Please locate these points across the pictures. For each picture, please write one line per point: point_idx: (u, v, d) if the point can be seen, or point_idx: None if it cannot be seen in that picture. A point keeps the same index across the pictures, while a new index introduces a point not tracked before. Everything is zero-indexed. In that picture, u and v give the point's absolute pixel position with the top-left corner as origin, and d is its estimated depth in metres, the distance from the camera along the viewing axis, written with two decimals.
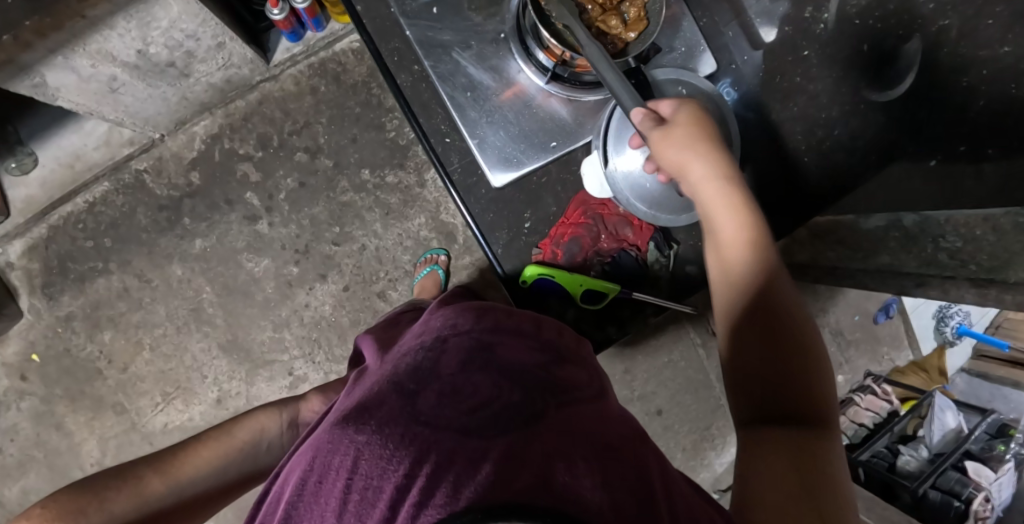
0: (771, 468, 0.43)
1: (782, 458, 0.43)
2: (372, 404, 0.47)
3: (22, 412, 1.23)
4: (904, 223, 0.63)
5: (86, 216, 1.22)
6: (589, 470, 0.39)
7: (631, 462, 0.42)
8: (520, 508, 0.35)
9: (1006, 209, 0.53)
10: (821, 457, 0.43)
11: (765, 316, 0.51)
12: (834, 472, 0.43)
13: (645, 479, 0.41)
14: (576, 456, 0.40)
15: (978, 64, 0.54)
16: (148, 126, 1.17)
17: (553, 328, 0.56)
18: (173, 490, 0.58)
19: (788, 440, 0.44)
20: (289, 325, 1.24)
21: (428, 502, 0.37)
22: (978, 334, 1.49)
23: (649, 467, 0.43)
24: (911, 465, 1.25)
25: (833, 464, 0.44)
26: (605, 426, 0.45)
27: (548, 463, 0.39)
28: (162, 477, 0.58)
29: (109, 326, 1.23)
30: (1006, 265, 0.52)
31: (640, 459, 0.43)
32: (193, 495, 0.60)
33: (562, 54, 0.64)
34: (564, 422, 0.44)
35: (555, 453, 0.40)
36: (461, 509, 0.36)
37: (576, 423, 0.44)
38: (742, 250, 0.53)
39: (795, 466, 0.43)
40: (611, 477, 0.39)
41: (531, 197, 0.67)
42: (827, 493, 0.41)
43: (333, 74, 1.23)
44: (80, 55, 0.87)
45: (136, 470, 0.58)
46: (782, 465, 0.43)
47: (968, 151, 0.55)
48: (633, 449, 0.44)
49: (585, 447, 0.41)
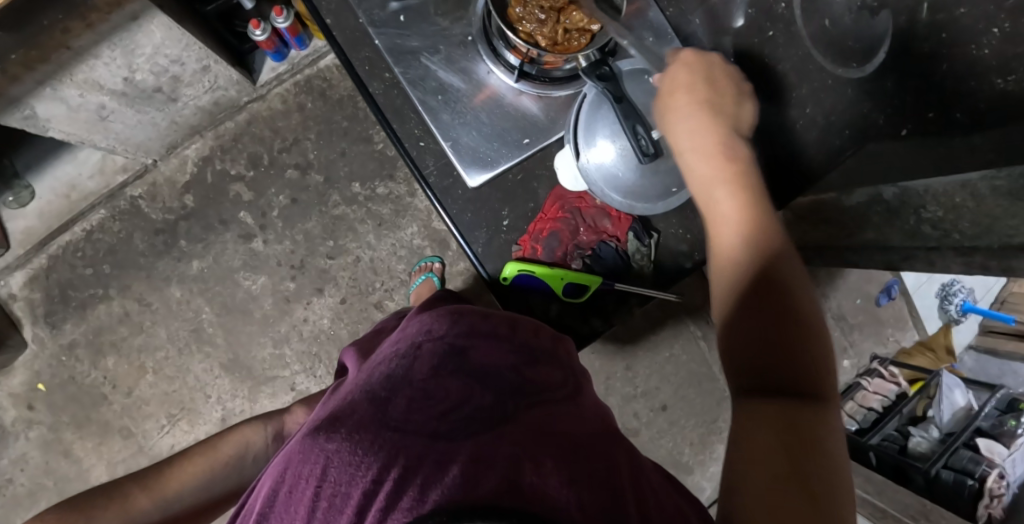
0: (758, 443, 0.41)
1: (773, 430, 0.41)
2: (343, 413, 0.47)
3: (31, 441, 1.24)
4: (884, 197, 0.64)
5: (84, 244, 1.24)
6: (558, 469, 0.40)
7: (600, 458, 0.43)
8: (488, 508, 0.36)
9: (984, 173, 0.52)
10: (816, 431, 0.42)
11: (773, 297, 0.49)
12: (826, 449, 0.41)
13: (612, 472, 0.42)
14: (544, 454, 0.41)
15: (938, 28, 0.51)
16: (140, 152, 1.19)
17: (526, 326, 0.56)
18: (159, 507, 0.64)
19: (774, 410, 0.43)
20: (288, 340, 1.25)
21: (394, 506, 0.38)
22: (983, 310, 1.48)
23: (619, 467, 0.43)
24: (923, 446, 1.23)
25: (830, 440, 0.42)
26: (577, 425, 0.46)
27: (515, 464, 0.40)
28: (149, 494, 0.64)
29: (112, 352, 1.25)
30: (989, 231, 0.54)
31: (610, 460, 0.44)
32: (179, 512, 0.65)
33: (527, 52, 0.64)
34: (534, 423, 0.45)
35: (522, 452, 0.41)
36: (428, 511, 0.37)
37: (549, 425, 0.45)
38: (731, 218, 0.53)
39: (786, 434, 0.41)
40: (579, 474, 0.41)
41: (508, 194, 0.68)
42: (817, 467, 0.40)
43: (319, 90, 1.25)
44: (68, 86, 0.90)
45: (124, 487, 0.64)
46: (773, 436, 0.41)
47: (937, 117, 0.53)
48: (605, 449, 0.45)
49: (555, 448, 0.42)
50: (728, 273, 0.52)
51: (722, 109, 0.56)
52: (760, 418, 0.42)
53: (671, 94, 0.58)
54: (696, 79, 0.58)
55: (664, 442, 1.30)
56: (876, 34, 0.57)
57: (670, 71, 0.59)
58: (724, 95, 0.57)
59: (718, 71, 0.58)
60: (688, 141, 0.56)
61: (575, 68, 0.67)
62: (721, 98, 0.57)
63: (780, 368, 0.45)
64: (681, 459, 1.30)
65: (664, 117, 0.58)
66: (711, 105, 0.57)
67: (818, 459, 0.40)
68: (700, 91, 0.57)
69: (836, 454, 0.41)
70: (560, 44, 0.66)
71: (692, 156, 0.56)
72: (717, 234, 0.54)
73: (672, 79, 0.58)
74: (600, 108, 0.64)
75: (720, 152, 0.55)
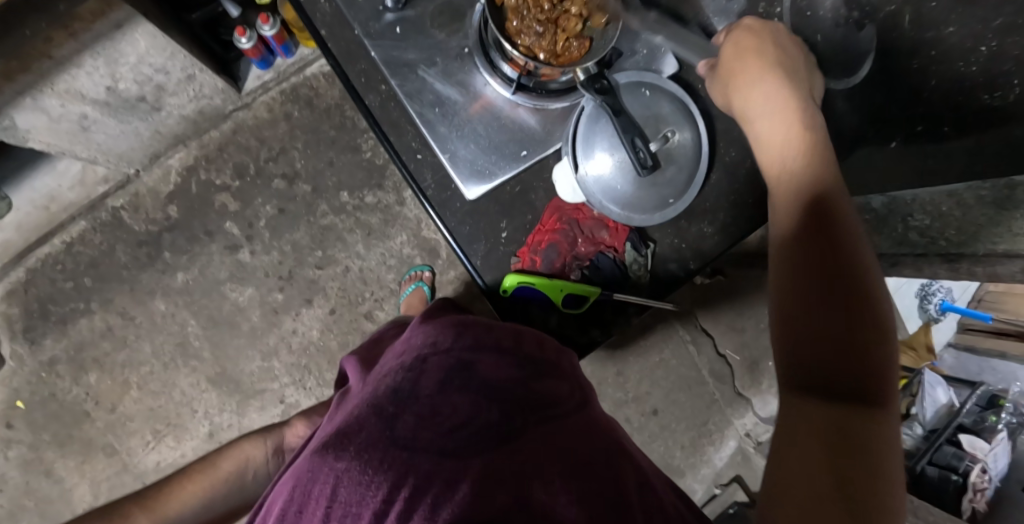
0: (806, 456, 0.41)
1: (828, 443, 0.41)
2: (350, 429, 0.46)
3: (9, 461, 1.20)
4: (873, 206, 0.68)
5: (64, 257, 1.21)
6: (566, 487, 0.42)
7: (607, 475, 0.44)
8: None
9: (968, 185, 0.55)
10: (871, 440, 0.41)
11: (839, 285, 0.47)
12: (878, 459, 0.41)
13: (619, 491, 0.43)
14: (552, 474, 0.43)
15: (927, 45, 0.53)
16: (122, 163, 1.17)
17: (532, 339, 0.54)
18: None
19: (831, 421, 0.42)
20: (277, 353, 1.23)
21: None
22: (961, 309, 1.51)
23: (626, 484, 0.44)
24: (909, 443, 1.30)
25: (885, 449, 0.41)
26: (584, 440, 0.47)
27: (524, 484, 0.41)
28: (149, 514, 0.63)
29: (95, 368, 1.22)
30: (975, 239, 0.57)
31: (617, 476, 0.44)
32: None
33: (526, 65, 0.65)
34: (542, 443, 0.45)
35: (534, 474, 0.42)
36: None
37: (555, 442, 0.46)
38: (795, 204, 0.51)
39: (835, 452, 0.41)
40: (588, 493, 0.42)
41: (506, 207, 0.68)
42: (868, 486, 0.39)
43: (306, 98, 1.24)
44: (48, 96, 0.88)
45: (123, 508, 0.63)
46: (818, 451, 0.41)
47: (926, 130, 0.55)
48: (611, 466, 0.45)
49: (562, 466, 0.43)
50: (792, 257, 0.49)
51: (796, 76, 0.55)
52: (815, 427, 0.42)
53: (736, 61, 0.56)
54: (763, 44, 0.56)
55: (656, 446, 1.31)
56: (863, 49, 0.58)
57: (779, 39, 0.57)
58: (790, 66, 0.55)
59: (784, 41, 0.56)
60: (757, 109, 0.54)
61: (570, 80, 0.68)
62: (792, 67, 0.55)
63: (846, 374, 0.44)
64: (673, 463, 1.31)
65: (733, 84, 0.56)
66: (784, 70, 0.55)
67: (871, 475, 0.40)
68: (768, 58, 0.55)
69: (890, 465, 0.41)
70: (560, 55, 0.67)
71: (770, 124, 0.53)
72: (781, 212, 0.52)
73: (738, 46, 0.56)
74: (597, 122, 0.65)
75: (797, 120, 0.52)
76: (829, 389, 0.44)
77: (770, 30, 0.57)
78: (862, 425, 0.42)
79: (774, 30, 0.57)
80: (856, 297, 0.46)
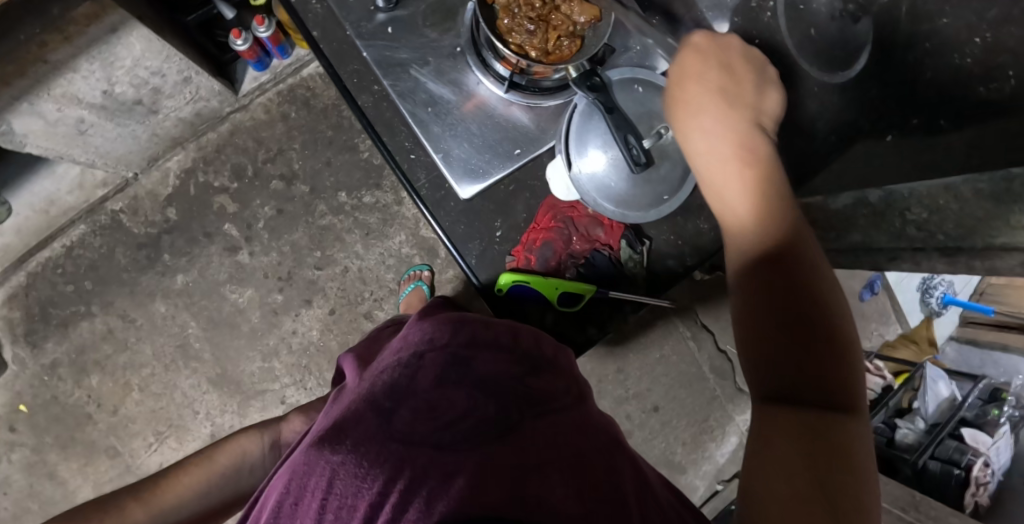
0: (780, 461, 0.41)
1: (801, 444, 0.41)
2: (348, 424, 0.46)
3: (14, 464, 1.21)
4: (870, 200, 0.59)
5: (64, 261, 1.21)
6: (563, 481, 0.41)
7: (605, 471, 0.44)
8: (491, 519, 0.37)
9: (966, 177, 0.50)
10: (843, 442, 0.41)
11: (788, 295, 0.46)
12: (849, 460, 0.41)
13: (615, 487, 0.43)
14: (551, 469, 0.42)
15: (922, 38, 0.53)
16: (121, 166, 1.17)
17: (530, 335, 0.54)
18: (154, 519, 0.63)
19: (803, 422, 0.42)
20: (278, 354, 1.24)
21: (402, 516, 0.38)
22: (963, 302, 1.52)
23: (624, 481, 0.44)
24: (909, 438, 1.25)
25: (857, 450, 0.41)
26: (582, 436, 0.47)
27: (520, 478, 0.41)
28: (143, 506, 0.63)
29: (96, 370, 1.22)
30: (973, 233, 0.49)
31: (614, 471, 0.44)
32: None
33: (518, 63, 0.64)
34: (539, 438, 0.45)
35: (531, 466, 0.42)
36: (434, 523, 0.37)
37: (552, 436, 0.45)
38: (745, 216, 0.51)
39: (810, 456, 0.40)
40: (585, 487, 0.42)
41: (501, 205, 0.68)
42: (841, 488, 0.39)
43: (303, 99, 1.24)
44: (45, 100, 0.88)
45: (117, 500, 0.63)
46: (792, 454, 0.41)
47: (921, 123, 0.55)
48: (608, 461, 0.45)
49: (559, 461, 0.43)
50: (746, 270, 0.49)
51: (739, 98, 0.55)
52: (784, 431, 0.42)
53: (680, 85, 0.56)
54: (709, 68, 0.56)
55: (657, 442, 1.31)
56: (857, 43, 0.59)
57: (680, 59, 0.57)
58: (740, 84, 0.56)
59: (734, 60, 0.57)
60: (702, 135, 0.54)
61: (563, 78, 0.68)
62: (735, 86, 0.56)
63: (812, 382, 0.44)
64: (674, 459, 1.31)
65: (677, 111, 0.56)
66: (727, 94, 0.55)
67: (844, 474, 0.40)
68: (712, 80, 0.55)
69: (863, 466, 0.41)
70: (552, 53, 0.66)
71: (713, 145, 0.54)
72: (732, 227, 0.52)
73: (682, 69, 0.57)
74: (590, 119, 0.64)
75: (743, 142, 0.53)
76: (795, 395, 0.44)
77: (718, 45, 0.57)
78: (833, 428, 0.42)
79: (724, 47, 0.57)
80: (811, 307, 0.46)
